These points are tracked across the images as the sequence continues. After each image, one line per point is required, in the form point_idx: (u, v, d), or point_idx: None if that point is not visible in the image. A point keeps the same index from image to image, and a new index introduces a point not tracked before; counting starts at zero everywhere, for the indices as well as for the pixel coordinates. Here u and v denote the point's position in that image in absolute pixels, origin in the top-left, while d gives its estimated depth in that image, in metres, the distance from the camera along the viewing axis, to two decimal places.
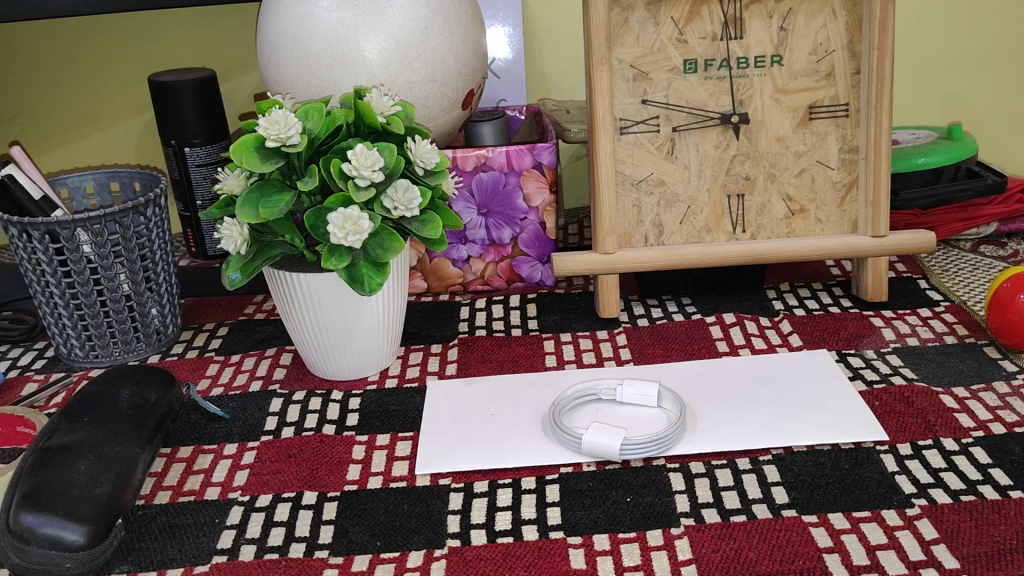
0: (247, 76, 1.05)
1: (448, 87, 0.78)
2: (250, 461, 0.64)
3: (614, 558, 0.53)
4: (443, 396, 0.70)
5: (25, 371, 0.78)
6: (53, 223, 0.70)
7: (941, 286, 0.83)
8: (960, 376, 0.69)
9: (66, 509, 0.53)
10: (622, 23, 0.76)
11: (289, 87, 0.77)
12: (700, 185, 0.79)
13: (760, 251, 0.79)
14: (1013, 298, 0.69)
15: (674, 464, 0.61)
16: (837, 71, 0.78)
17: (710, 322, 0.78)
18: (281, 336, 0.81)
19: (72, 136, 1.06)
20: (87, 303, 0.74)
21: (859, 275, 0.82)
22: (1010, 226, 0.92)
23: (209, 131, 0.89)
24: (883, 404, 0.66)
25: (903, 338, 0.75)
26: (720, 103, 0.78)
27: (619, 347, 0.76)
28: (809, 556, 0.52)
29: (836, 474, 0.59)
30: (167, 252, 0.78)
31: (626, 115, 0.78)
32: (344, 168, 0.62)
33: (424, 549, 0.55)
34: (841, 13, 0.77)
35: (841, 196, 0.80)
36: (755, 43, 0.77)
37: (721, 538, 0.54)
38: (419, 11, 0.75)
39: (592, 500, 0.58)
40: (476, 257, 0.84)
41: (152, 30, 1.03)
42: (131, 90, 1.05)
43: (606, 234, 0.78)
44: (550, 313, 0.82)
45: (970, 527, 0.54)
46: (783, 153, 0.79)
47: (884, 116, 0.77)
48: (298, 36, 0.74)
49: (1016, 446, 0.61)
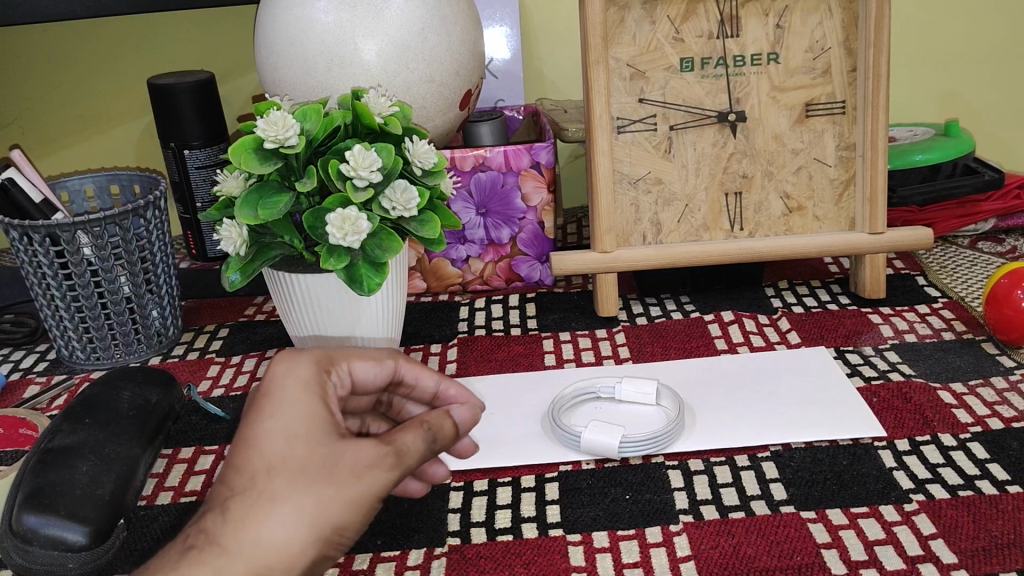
0: (245, 78, 1.06)
1: (446, 88, 0.78)
2: None
3: (613, 555, 0.54)
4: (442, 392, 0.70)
5: (27, 374, 0.78)
6: (53, 226, 0.70)
7: (939, 282, 0.83)
8: (959, 372, 0.70)
9: (68, 510, 0.53)
10: (619, 22, 0.76)
11: (286, 89, 0.77)
12: (698, 183, 0.80)
13: (759, 249, 0.79)
14: (1010, 293, 0.70)
15: (673, 461, 0.61)
16: (834, 69, 0.78)
17: (709, 320, 0.79)
18: (282, 337, 0.81)
19: (72, 139, 1.07)
20: (88, 306, 0.75)
21: (858, 271, 0.82)
22: (1008, 222, 0.93)
23: (208, 133, 0.89)
24: (881, 400, 0.66)
25: (901, 334, 0.76)
26: (718, 101, 0.78)
27: (617, 346, 0.77)
28: (807, 552, 0.53)
29: (834, 469, 0.59)
30: (167, 254, 0.78)
31: (623, 114, 0.78)
32: (343, 168, 0.62)
33: (424, 547, 0.55)
34: (837, 9, 0.77)
35: (839, 193, 0.80)
36: (752, 42, 0.77)
37: (720, 535, 0.55)
38: (416, 12, 0.75)
39: (591, 497, 0.58)
40: (475, 257, 0.84)
41: (150, 32, 1.03)
42: (131, 93, 1.06)
43: (604, 232, 0.79)
44: (550, 312, 0.83)
45: (968, 521, 0.54)
46: (780, 151, 0.79)
47: (881, 112, 0.77)
48: (295, 38, 0.75)
49: (1014, 441, 0.61)
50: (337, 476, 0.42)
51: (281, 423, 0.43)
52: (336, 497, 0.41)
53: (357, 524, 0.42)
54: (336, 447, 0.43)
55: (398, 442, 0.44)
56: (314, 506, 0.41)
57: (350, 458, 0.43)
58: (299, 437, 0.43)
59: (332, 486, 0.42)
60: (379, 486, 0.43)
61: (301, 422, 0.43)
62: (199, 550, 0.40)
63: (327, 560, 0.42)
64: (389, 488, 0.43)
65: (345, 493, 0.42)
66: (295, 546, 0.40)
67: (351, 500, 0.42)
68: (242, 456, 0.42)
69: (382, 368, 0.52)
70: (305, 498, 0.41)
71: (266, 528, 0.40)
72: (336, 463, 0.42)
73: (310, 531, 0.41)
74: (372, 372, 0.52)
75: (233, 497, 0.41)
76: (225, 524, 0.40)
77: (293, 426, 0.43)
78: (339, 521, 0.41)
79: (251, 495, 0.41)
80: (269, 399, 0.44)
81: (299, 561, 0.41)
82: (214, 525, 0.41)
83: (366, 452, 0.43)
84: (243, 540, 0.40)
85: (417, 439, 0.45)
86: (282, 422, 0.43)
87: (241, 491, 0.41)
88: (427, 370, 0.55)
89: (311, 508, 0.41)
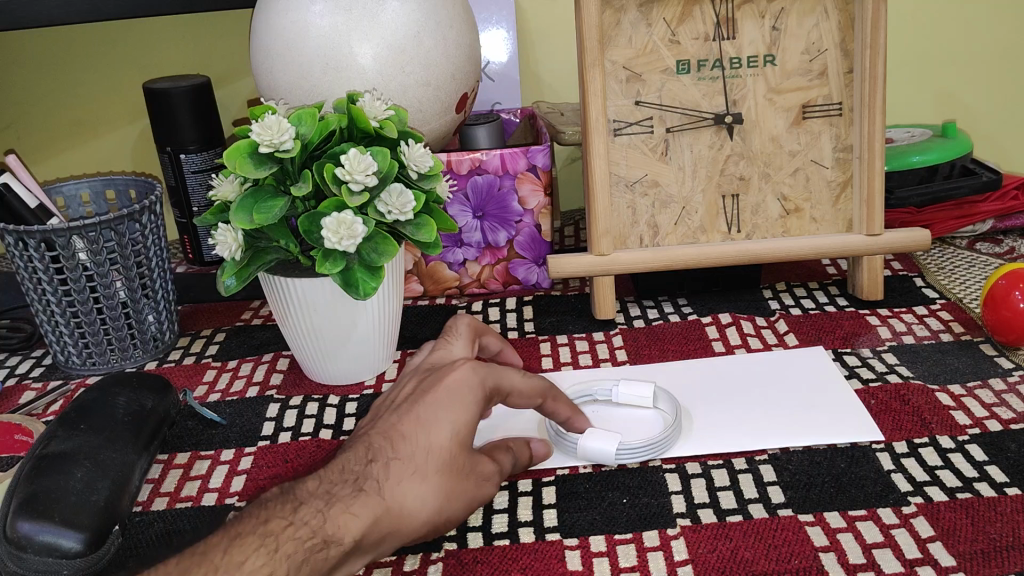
0: (241, 82, 1.06)
1: (442, 91, 0.78)
2: (247, 466, 0.64)
3: (610, 560, 0.53)
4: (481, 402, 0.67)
5: (24, 379, 0.78)
6: (49, 231, 0.70)
7: (937, 284, 0.83)
8: (957, 374, 0.69)
9: (63, 517, 0.53)
10: (614, 25, 0.76)
11: (282, 92, 0.77)
12: (694, 186, 0.80)
13: (756, 251, 0.79)
14: (1008, 295, 0.70)
15: (670, 464, 0.61)
16: (830, 70, 0.78)
17: (707, 322, 0.79)
18: (279, 342, 0.81)
19: (68, 144, 1.07)
20: (84, 311, 0.74)
21: (855, 274, 0.82)
22: (1006, 223, 0.93)
23: (205, 137, 0.89)
24: (879, 403, 0.66)
25: (899, 337, 0.75)
26: (714, 104, 0.78)
27: (615, 349, 0.76)
28: (805, 555, 0.52)
29: (832, 472, 0.59)
30: (164, 260, 0.78)
31: (620, 117, 0.78)
32: (338, 172, 0.62)
33: (421, 552, 0.55)
34: (833, 11, 0.77)
35: (835, 195, 0.80)
36: (748, 43, 0.77)
37: (717, 538, 0.54)
38: (411, 15, 0.75)
39: (588, 501, 0.58)
40: (472, 261, 0.84)
41: (145, 37, 1.03)
42: (127, 97, 1.05)
43: (600, 235, 0.78)
44: (547, 316, 0.82)
45: (967, 525, 0.54)
46: (777, 152, 0.79)
47: (878, 114, 0.77)
48: (290, 41, 0.75)
49: (1013, 444, 0.61)
50: (467, 479, 0.50)
51: (450, 418, 0.50)
52: (463, 495, 0.50)
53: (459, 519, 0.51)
54: (472, 456, 0.51)
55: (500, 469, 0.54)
56: (449, 497, 0.49)
57: (477, 467, 0.51)
58: (460, 438, 0.50)
59: (463, 487, 0.50)
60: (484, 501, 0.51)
61: (464, 427, 0.50)
62: (367, 496, 0.47)
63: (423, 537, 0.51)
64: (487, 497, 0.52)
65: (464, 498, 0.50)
66: (427, 518, 0.48)
67: (467, 501, 0.50)
68: (412, 431, 0.49)
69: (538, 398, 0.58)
70: (445, 488, 0.49)
71: (417, 497, 0.48)
72: (469, 469, 0.50)
73: (439, 513, 0.49)
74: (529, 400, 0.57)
75: (397, 459, 0.48)
76: (388, 481, 0.48)
77: (460, 425, 0.50)
78: (454, 514, 0.50)
79: (409, 467, 0.48)
80: (445, 391, 0.51)
81: (424, 532, 0.49)
82: (378, 475, 0.48)
83: (485, 467, 0.52)
84: (398, 498, 0.47)
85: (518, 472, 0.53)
86: (452, 419, 0.50)
87: (405, 458, 0.48)
88: (565, 402, 0.60)
89: (447, 497, 0.49)
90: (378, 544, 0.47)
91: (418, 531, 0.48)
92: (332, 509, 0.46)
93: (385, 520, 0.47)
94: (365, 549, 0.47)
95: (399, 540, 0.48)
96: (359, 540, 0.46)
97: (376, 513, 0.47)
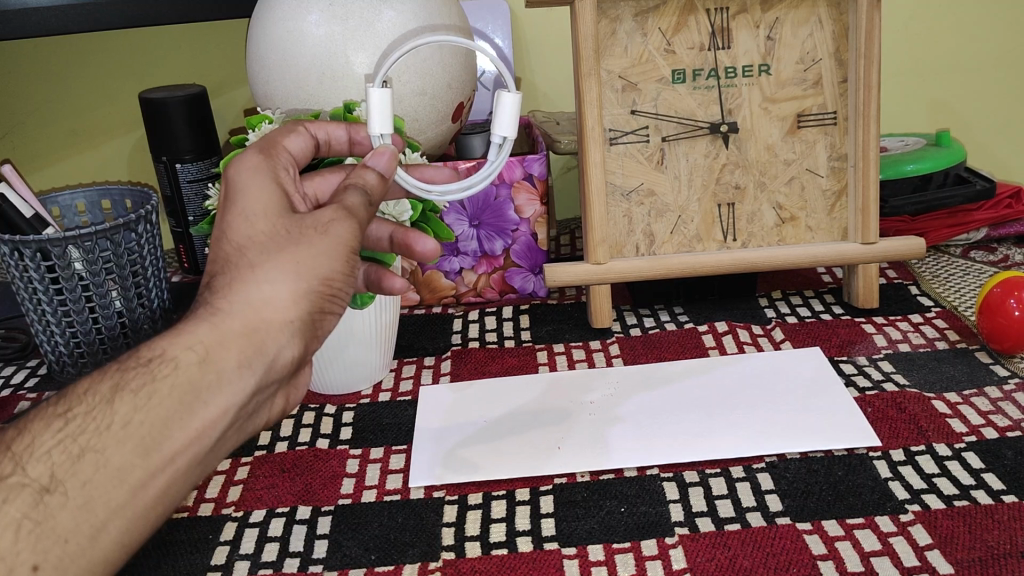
0: (238, 91, 1.06)
1: (438, 100, 0.78)
2: (244, 476, 0.64)
3: (608, 568, 0.53)
4: (469, 416, 0.68)
5: (18, 389, 0.78)
6: (44, 240, 0.70)
7: (932, 291, 0.83)
8: (953, 382, 0.69)
9: None
10: (610, 34, 0.76)
11: (280, 102, 0.77)
12: (690, 194, 0.80)
13: (751, 259, 0.79)
14: (1004, 302, 0.70)
15: (668, 473, 0.61)
16: (825, 79, 0.78)
17: (704, 330, 0.79)
18: None
19: (63, 154, 1.07)
20: (80, 322, 0.74)
21: (850, 281, 0.82)
22: (999, 231, 0.93)
23: (200, 146, 0.89)
24: (876, 411, 0.66)
25: (894, 344, 0.76)
26: (710, 113, 0.78)
27: (612, 357, 0.76)
28: (803, 564, 0.52)
29: (830, 480, 0.59)
30: (159, 267, 0.78)
31: (615, 126, 0.78)
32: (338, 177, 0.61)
33: (418, 562, 0.55)
34: (828, 21, 0.77)
35: (830, 204, 0.80)
36: (743, 53, 0.78)
37: (715, 547, 0.54)
38: (407, 25, 0.75)
39: (586, 510, 0.58)
40: (468, 270, 0.84)
41: (142, 49, 1.03)
42: (122, 106, 1.05)
43: (597, 243, 0.78)
44: (544, 324, 0.83)
45: (964, 532, 0.54)
46: (772, 161, 0.80)
47: (872, 124, 0.77)
48: (287, 52, 0.75)
49: (1009, 450, 0.61)
50: (307, 234, 0.44)
51: (242, 207, 0.45)
52: (316, 251, 0.44)
53: (343, 277, 0.45)
54: (298, 217, 0.45)
55: (342, 202, 0.47)
56: (294, 263, 0.43)
57: (312, 220, 0.45)
58: (264, 216, 0.44)
59: (303, 246, 0.44)
60: (347, 236, 0.46)
61: (264, 204, 0.45)
62: (201, 320, 0.42)
63: (323, 316, 0.46)
64: (355, 238, 0.46)
65: (318, 249, 0.44)
66: (286, 300, 0.43)
67: (327, 251, 0.44)
68: (215, 247, 0.44)
69: (309, 141, 0.53)
70: (279, 260, 0.43)
71: (253, 288, 0.43)
72: (302, 228, 0.44)
73: (299, 284, 0.43)
74: (302, 145, 0.53)
75: (216, 274, 0.43)
76: (218, 294, 0.43)
77: (254, 207, 0.45)
78: (324, 271, 0.44)
79: (234, 269, 0.43)
80: (227, 197, 0.46)
81: (294, 313, 0.43)
82: (209, 298, 0.43)
83: (324, 214, 0.45)
84: (232, 297, 0.42)
85: (354, 196, 0.47)
86: (244, 207, 0.45)
87: (222, 268, 0.43)
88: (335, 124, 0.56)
89: (291, 263, 0.43)
90: (239, 359, 0.42)
91: (288, 316, 0.43)
92: (158, 343, 0.41)
93: (226, 324, 0.42)
94: (222, 369, 0.41)
95: (277, 337, 0.43)
96: (207, 356, 0.41)
97: (212, 324, 0.42)
